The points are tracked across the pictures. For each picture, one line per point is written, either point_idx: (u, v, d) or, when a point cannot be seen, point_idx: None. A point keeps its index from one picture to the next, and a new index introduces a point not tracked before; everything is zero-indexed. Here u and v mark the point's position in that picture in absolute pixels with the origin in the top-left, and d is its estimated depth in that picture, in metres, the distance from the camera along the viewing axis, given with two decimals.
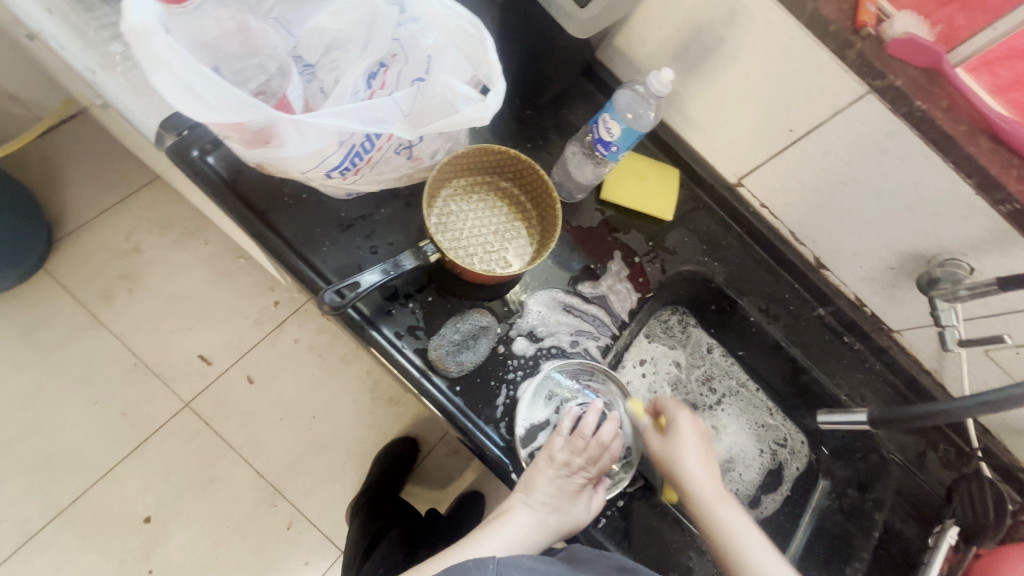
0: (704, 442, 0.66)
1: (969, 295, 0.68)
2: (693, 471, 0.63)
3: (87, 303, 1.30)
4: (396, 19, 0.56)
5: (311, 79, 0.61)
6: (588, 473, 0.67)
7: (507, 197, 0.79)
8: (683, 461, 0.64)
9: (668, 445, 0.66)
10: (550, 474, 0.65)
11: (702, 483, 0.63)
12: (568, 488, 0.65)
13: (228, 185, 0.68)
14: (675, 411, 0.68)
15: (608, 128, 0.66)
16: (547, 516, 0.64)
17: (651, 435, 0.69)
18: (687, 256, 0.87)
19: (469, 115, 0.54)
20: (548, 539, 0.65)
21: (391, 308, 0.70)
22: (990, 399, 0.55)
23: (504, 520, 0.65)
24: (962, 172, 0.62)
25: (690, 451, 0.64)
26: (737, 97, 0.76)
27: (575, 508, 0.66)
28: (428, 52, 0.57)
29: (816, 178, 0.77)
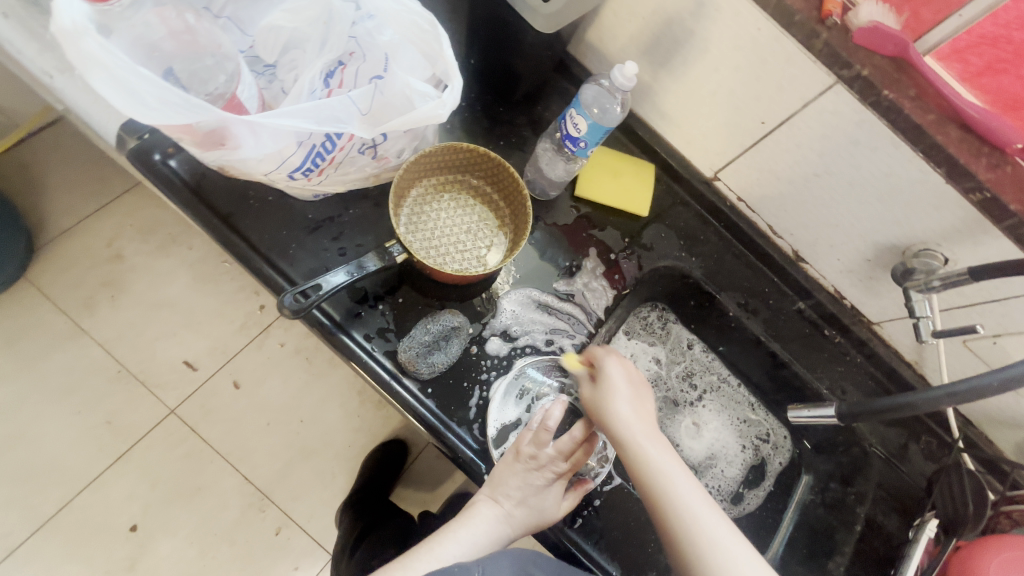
0: (636, 391, 0.62)
1: (941, 285, 0.67)
2: (624, 413, 0.59)
3: (69, 311, 1.28)
4: (352, 16, 0.56)
5: (271, 79, 0.61)
6: (559, 469, 0.65)
7: (479, 194, 0.79)
8: (614, 408, 0.60)
9: (599, 395, 0.62)
10: (518, 470, 0.64)
11: (634, 422, 0.59)
12: (538, 485, 0.64)
13: (192, 190, 0.67)
14: (608, 360, 0.63)
15: (575, 124, 0.66)
16: (514, 512, 0.64)
17: (583, 382, 0.64)
18: (664, 252, 0.86)
19: (425, 112, 0.54)
20: (517, 534, 0.65)
21: (360, 310, 0.69)
22: (958, 388, 0.53)
23: (471, 515, 0.64)
24: (932, 162, 0.61)
25: (621, 401, 0.60)
26: (709, 90, 0.75)
27: (546, 504, 0.65)
28: (386, 49, 0.56)
29: (791, 170, 0.76)
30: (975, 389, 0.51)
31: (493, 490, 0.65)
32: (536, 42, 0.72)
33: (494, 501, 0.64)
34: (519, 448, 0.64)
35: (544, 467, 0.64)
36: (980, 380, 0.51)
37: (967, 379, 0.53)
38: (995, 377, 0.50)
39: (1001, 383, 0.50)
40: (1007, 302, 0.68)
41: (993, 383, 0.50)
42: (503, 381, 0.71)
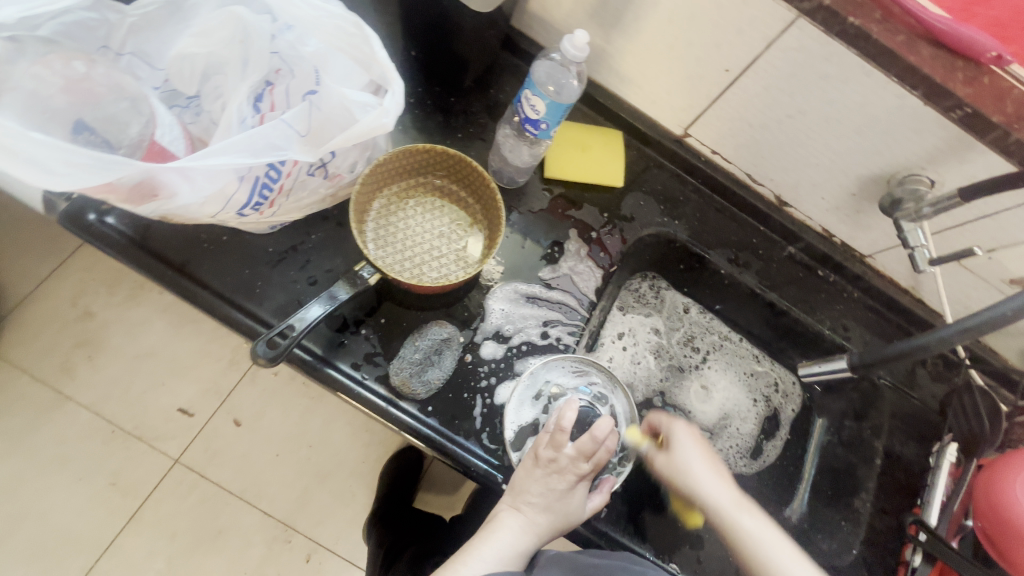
0: (709, 455, 0.64)
1: (933, 211, 0.65)
2: (710, 478, 0.61)
3: (48, 379, 1.23)
4: (270, 29, 0.50)
5: (199, 112, 0.55)
6: (582, 470, 0.64)
7: (446, 194, 0.74)
8: (702, 478, 0.61)
9: (678, 465, 0.63)
10: (538, 475, 0.63)
11: (720, 488, 0.61)
12: (563, 490, 0.63)
13: (137, 244, 0.62)
14: (672, 431, 0.65)
15: (533, 106, 0.61)
16: (537, 518, 0.63)
17: (658, 457, 0.65)
18: (646, 220, 0.83)
19: (369, 123, 0.49)
20: (543, 540, 0.64)
21: (342, 339, 0.66)
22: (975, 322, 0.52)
23: (495, 527, 0.63)
24: (907, 86, 0.59)
25: (700, 469, 0.62)
26: (666, 44, 0.71)
27: (571, 507, 0.63)
28: (314, 59, 0.51)
29: (764, 115, 0.73)
30: (987, 321, 0.51)
31: (516, 499, 0.63)
32: (477, 24, 0.68)
33: (517, 509, 0.63)
34: (537, 453, 0.64)
35: (565, 474, 0.63)
36: (993, 310, 0.50)
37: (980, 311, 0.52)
38: (1010, 304, 0.49)
39: (1015, 311, 0.49)
40: (998, 216, 0.66)
41: (1006, 312, 0.49)
42: (522, 384, 0.68)
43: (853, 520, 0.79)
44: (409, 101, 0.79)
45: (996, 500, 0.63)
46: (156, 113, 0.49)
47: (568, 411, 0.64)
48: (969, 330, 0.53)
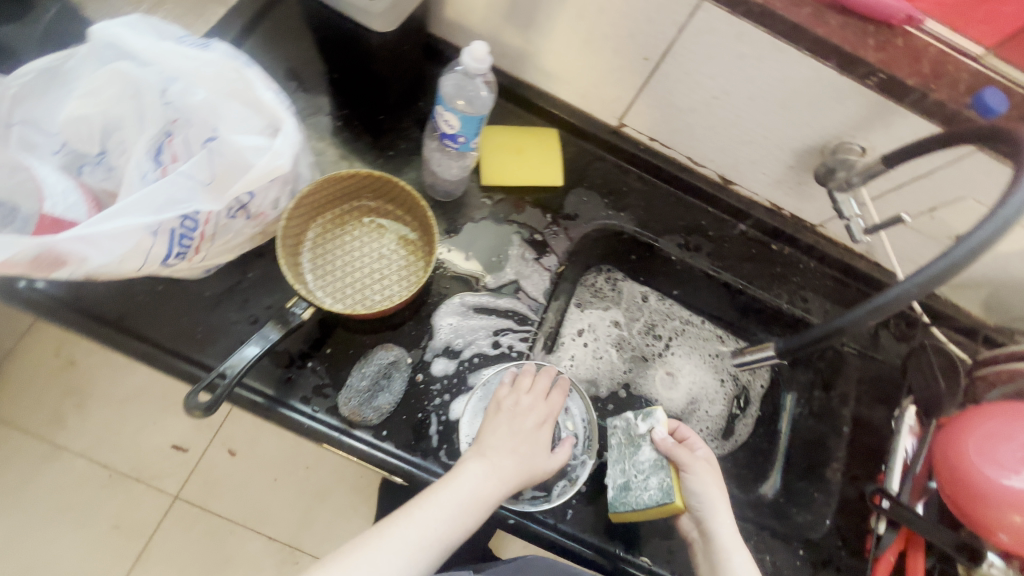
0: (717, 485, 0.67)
1: (862, 180, 0.64)
2: (718, 501, 0.64)
3: (39, 431, 1.23)
4: (157, 82, 0.51)
5: (108, 170, 0.55)
6: (542, 413, 0.66)
7: (382, 214, 0.74)
8: (714, 501, 0.64)
9: (700, 479, 0.64)
10: (503, 418, 0.65)
11: (725, 514, 0.63)
12: (524, 430, 0.64)
13: (72, 304, 0.62)
14: (698, 453, 0.67)
15: (447, 121, 0.61)
16: (502, 462, 0.61)
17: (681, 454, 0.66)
18: (591, 216, 0.83)
19: (264, 167, 0.51)
20: (507, 488, 0.60)
21: (289, 375, 0.66)
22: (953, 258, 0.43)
23: (457, 471, 0.59)
24: (819, 58, 0.58)
25: (715, 491, 0.64)
26: (583, 39, 0.70)
27: (536, 449, 0.64)
28: (206, 107, 0.52)
29: (691, 99, 0.72)
30: (897, 300, 0.47)
31: (478, 445, 0.62)
32: (387, 43, 0.67)
33: (480, 454, 0.61)
34: (500, 401, 0.66)
35: (527, 414, 0.65)
36: (900, 288, 0.47)
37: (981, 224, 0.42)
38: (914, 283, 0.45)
39: (920, 290, 0.45)
40: (934, 175, 0.65)
41: (912, 290, 0.45)
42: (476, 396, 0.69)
43: (828, 492, 0.78)
44: (338, 125, 0.78)
45: (951, 456, 0.64)
46: (41, 186, 0.50)
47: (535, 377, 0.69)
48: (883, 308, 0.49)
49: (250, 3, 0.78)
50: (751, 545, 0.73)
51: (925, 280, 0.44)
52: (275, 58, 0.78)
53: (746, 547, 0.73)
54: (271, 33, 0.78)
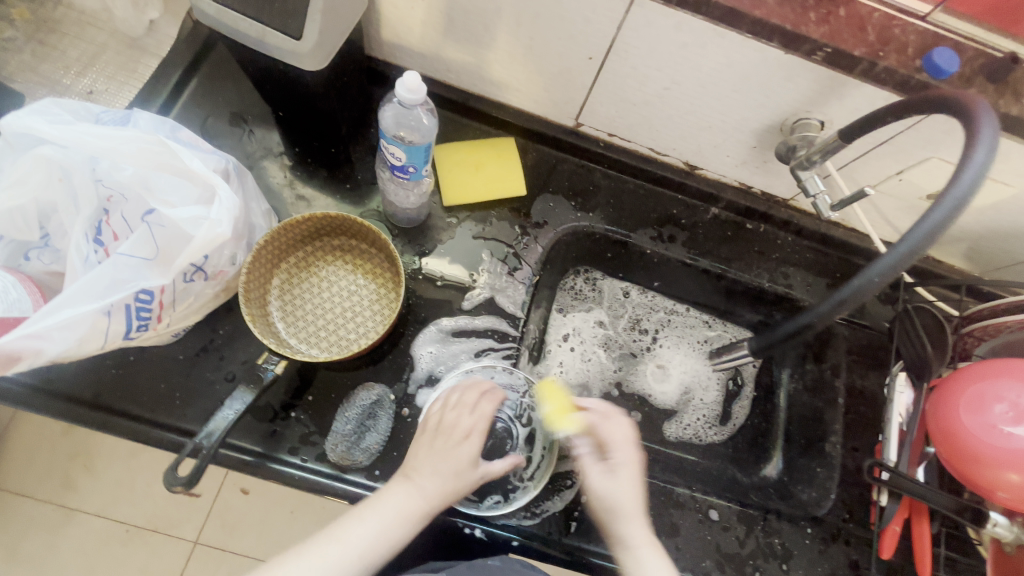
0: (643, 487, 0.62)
1: (823, 157, 0.62)
2: (631, 509, 0.59)
3: (48, 496, 1.13)
4: (84, 163, 0.51)
5: (56, 253, 0.54)
6: (468, 425, 0.63)
7: (346, 250, 0.72)
8: (620, 510, 0.59)
9: (609, 484, 0.60)
10: (426, 438, 0.63)
11: (636, 519, 0.59)
12: (449, 446, 0.62)
13: (41, 389, 0.61)
14: (620, 454, 0.62)
15: (392, 154, 0.60)
16: (427, 481, 0.60)
17: (586, 458, 0.62)
18: (560, 220, 0.81)
19: (206, 237, 0.50)
20: (434, 507, 0.60)
21: (274, 428, 0.65)
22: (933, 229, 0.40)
23: (383, 493, 0.59)
24: (763, 39, 0.56)
25: (631, 497, 0.60)
26: (524, 47, 0.68)
27: (460, 463, 0.62)
28: (138, 180, 0.52)
29: (642, 93, 0.70)
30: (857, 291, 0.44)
31: (404, 467, 0.61)
32: (324, 79, 0.65)
33: (407, 477, 0.60)
34: (433, 413, 0.65)
35: (452, 431, 0.63)
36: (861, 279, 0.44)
37: (958, 190, 0.39)
38: (876, 272, 0.43)
39: (882, 279, 0.43)
40: (898, 139, 0.64)
41: (875, 281, 0.43)
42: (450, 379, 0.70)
43: (830, 465, 0.77)
44: (291, 164, 0.77)
45: (944, 422, 0.63)
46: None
47: (480, 393, 0.66)
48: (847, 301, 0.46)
49: (182, 50, 0.75)
50: (758, 532, 0.72)
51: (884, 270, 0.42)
52: (216, 104, 0.75)
53: (753, 535, 0.72)
54: (209, 78, 0.76)
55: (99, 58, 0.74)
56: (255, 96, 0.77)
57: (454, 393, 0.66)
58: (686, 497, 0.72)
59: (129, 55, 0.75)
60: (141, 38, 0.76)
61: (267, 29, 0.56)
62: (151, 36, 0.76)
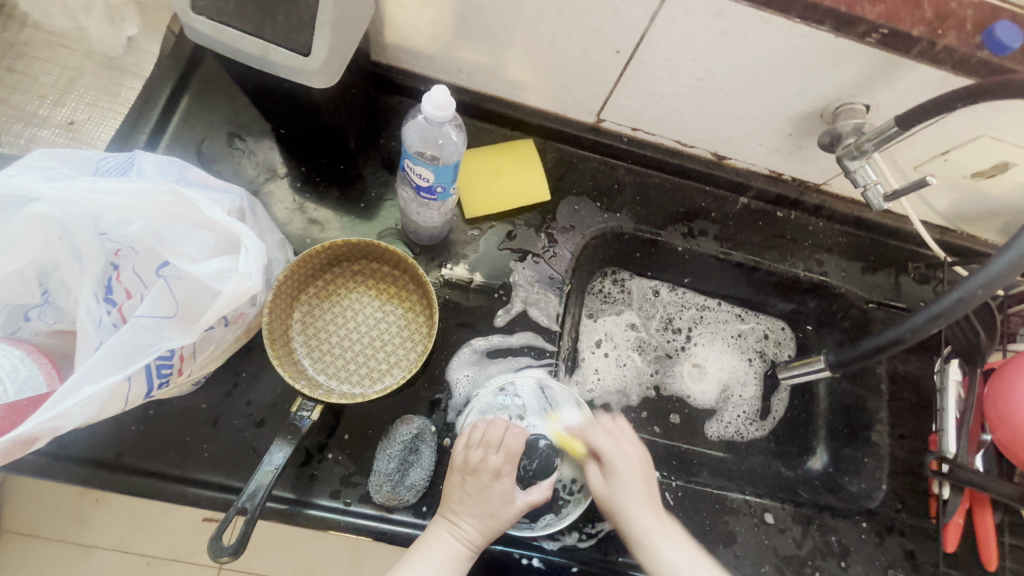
0: (647, 479, 0.62)
1: (875, 146, 0.59)
2: (636, 501, 0.59)
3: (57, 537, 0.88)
4: (85, 218, 0.47)
5: (61, 313, 0.49)
6: (501, 465, 0.59)
7: (368, 274, 0.68)
8: (623, 506, 0.59)
9: (610, 484, 0.61)
10: (456, 479, 0.59)
11: (644, 512, 0.59)
12: (480, 489, 0.59)
13: (61, 456, 0.57)
14: (617, 454, 0.62)
15: (419, 175, 0.56)
16: (467, 524, 0.57)
17: (592, 473, 0.63)
18: (587, 223, 0.77)
19: (234, 291, 0.46)
20: (481, 546, 0.58)
21: (311, 472, 0.62)
22: None
23: (426, 538, 0.57)
24: (812, 24, 0.52)
25: (632, 488, 0.60)
26: (545, 43, 0.63)
27: (497, 505, 0.58)
28: (147, 232, 0.47)
29: (672, 84, 0.65)
30: (960, 303, 0.44)
31: (444, 509, 0.59)
32: (331, 93, 0.59)
33: (448, 520, 0.58)
34: (457, 457, 0.60)
35: (481, 472, 0.59)
36: (962, 290, 0.44)
37: None
38: (979, 283, 0.43)
39: (987, 290, 0.42)
40: (948, 120, 0.60)
41: (978, 292, 0.43)
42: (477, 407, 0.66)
43: (877, 455, 0.76)
44: (297, 185, 0.71)
45: (1006, 413, 0.61)
46: None
47: (504, 428, 0.62)
48: (942, 314, 0.46)
49: (168, 68, 0.68)
50: (815, 531, 0.71)
51: (989, 280, 0.42)
52: (210, 124, 0.69)
53: (810, 534, 0.71)
54: (200, 96, 0.70)
55: (78, 83, 0.68)
56: (252, 112, 0.71)
57: (478, 428, 0.61)
58: (740, 503, 0.71)
59: (109, 77, 0.68)
60: (120, 57, 0.69)
61: (271, 46, 0.50)
62: (131, 54, 0.69)
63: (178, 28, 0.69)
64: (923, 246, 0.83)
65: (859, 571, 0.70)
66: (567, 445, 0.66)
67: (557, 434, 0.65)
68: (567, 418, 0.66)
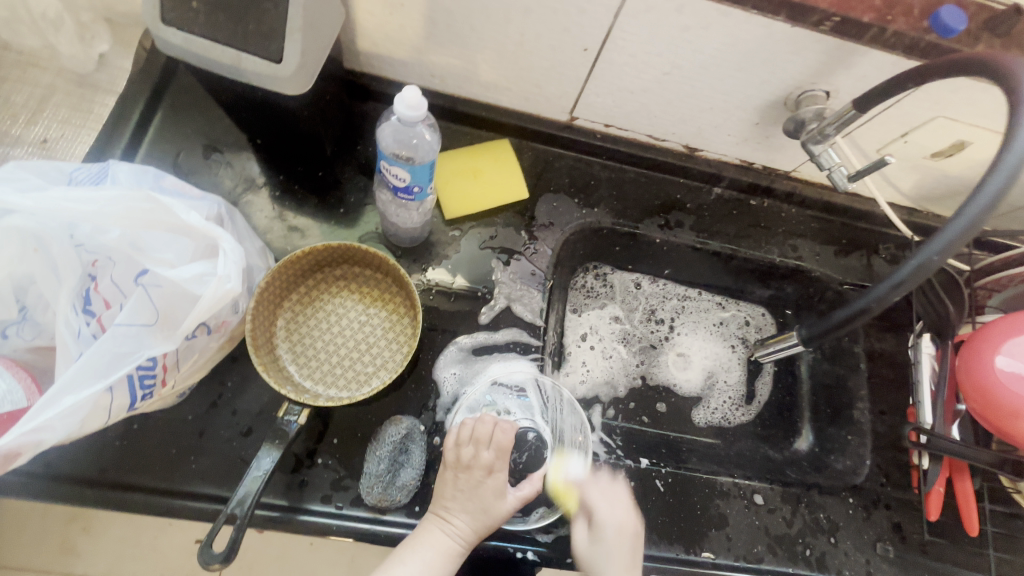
0: (633, 549, 0.60)
1: (836, 129, 0.61)
2: (616, 565, 0.58)
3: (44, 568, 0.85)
4: (61, 230, 0.47)
5: (39, 329, 0.49)
6: (492, 461, 0.60)
7: (350, 278, 0.68)
8: (603, 571, 0.58)
9: (595, 546, 0.59)
10: (449, 476, 0.60)
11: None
12: (472, 485, 0.59)
13: (45, 475, 0.56)
14: (602, 507, 0.62)
15: (395, 174, 0.57)
16: (458, 520, 0.58)
17: (578, 531, 0.62)
18: (566, 219, 0.79)
19: (216, 293, 0.46)
20: (472, 542, 0.58)
21: (302, 478, 0.62)
22: (993, 197, 0.41)
23: (418, 534, 0.57)
24: (769, 14, 0.54)
25: (614, 549, 0.59)
26: (515, 44, 0.64)
27: (489, 501, 0.59)
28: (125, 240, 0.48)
29: (641, 80, 0.67)
30: (918, 270, 0.45)
31: (436, 506, 0.59)
32: (306, 100, 0.60)
33: (440, 516, 0.58)
34: (448, 454, 0.60)
35: (473, 467, 0.59)
36: (919, 258, 0.45)
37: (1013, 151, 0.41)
38: (933, 251, 0.45)
39: (941, 257, 0.44)
40: (905, 102, 0.63)
41: (935, 258, 0.44)
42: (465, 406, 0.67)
43: (860, 432, 0.78)
44: (275, 193, 0.71)
45: (981, 383, 0.63)
46: None
47: (492, 424, 0.62)
48: (903, 283, 0.47)
49: (141, 82, 0.68)
50: (803, 509, 0.72)
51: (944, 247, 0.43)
52: (185, 137, 0.70)
53: (799, 513, 0.72)
54: (175, 109, 0.70)
55: (49, 101, 0.68)
56: (227, 123, 0.71)
57: (467, 425, 0.62)
58: (729, 486, 0.72)
59: (81, 94, 0.68)
60: (92, 73, 0.69)
61: (244, 54, 0.51)
62: (102, 71, 0.69)
63: (149, 43, 0.69)
64: (893, 227, 0.85)
65: (849, 546, 0.71)
66: (559, 495, 0.65)
67: (555, 482, 0.64)
68: (571, 467, 0.66)
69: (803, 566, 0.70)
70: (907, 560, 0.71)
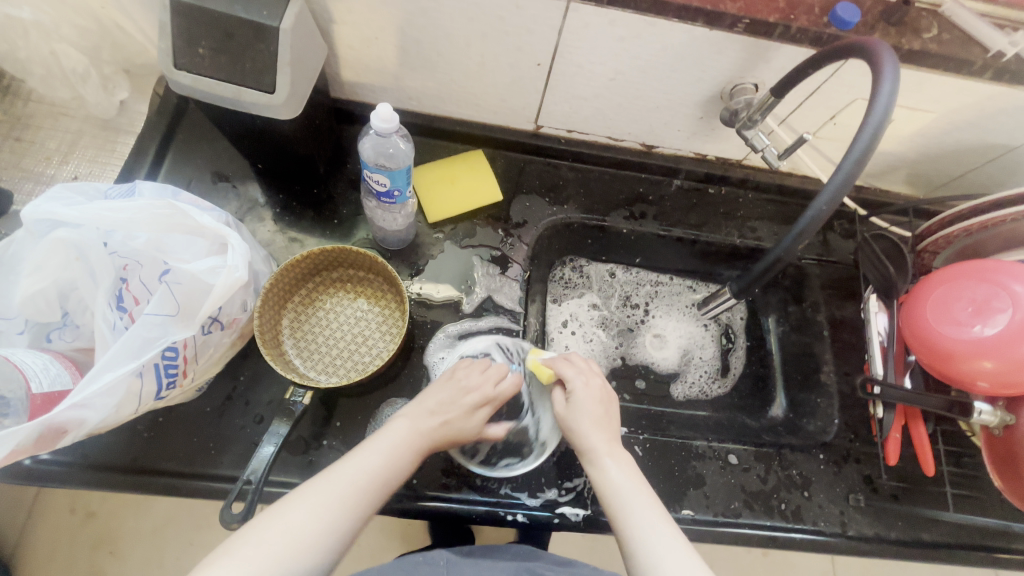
0: (605, 404, 0.66)
1: (762, 115, 0.69)
2: (590, 421, 0.64)
3: None
4: (99, 239, 0.56)
5: (83, 328, 0.58)
6: (488, 392, 0.66)
7: (345, 280, 0.76)
8: (580, 424, 0.64)
9: (571, 407, 0.65)
10: (441, 389, 0.65)
11: (595, 430, 0.63)
12: (455, 396, 0.64)
13: (83, 465, 0.64)
14: (580, 379, 0.66)
15: (377, 180, 0.65)
16: (432, 425, 0.61)
17: (557, 398, 0.68)
18: (538, 216, 0.86)
19: (227, 282, 0.55)
20: (429, 445, 0.61)
21: (309, 458, 0.68)
22: (863, 149, 0.48)
23: (384, 427, 0.61)
24: (688, 21, 0.63)
25: (589, 410, 0.64)
26: (477, 64, 0.74)
27: (465, 415, 0.64)
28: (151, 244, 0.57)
29: (591, 86, 0.76)
30: (812, 220, 0.52)
31: (409, 408, 0.63)
32: (298, 125, 0.69)
33: (409, 415, 0.62)
34: (454, 372, 0.67)
35: (468, 389, 0.65)
36: (813, 210, 0.52)
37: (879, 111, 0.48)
38: (823, 202, 0.51)
39: (829, 206, 0.51)
40: (825, 86, 0.71)
41: (824, 209, 0.51)
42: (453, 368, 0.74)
43: (827, 394, 0.83)
44: (276, 211, 0.80)
45: (917, 330, 0.69)
46: (21, 370, 0.51)
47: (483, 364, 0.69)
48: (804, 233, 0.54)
49: (156, 121, 0.78)
50: (777, 466, 0.77)
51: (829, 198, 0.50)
52: (196, 166, 0.79)
53: (773, 470, 0.77)
54: (187, 143, 0.80)
55: (78, 144, 0.78)
56: (232, 153, 0.81)
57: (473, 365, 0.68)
58: (705, 448, 0.77)
59: (106, 137, 0.79)
60: (114, 118, 0.79)
61: (242, 88, 0.61)
62: (122, 115, 0.80)
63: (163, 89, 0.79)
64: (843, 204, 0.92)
65: (822, 499, 0.76)
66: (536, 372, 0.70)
67: (533, 360, 0.70)
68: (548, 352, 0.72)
69: (780, 519, 0.74)
70: (879, 509, 0.76)
